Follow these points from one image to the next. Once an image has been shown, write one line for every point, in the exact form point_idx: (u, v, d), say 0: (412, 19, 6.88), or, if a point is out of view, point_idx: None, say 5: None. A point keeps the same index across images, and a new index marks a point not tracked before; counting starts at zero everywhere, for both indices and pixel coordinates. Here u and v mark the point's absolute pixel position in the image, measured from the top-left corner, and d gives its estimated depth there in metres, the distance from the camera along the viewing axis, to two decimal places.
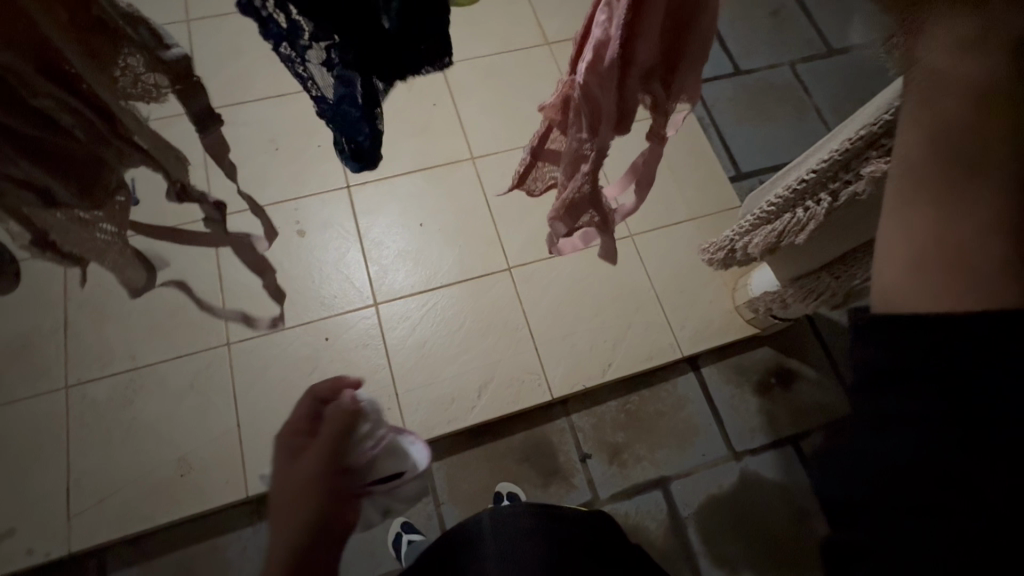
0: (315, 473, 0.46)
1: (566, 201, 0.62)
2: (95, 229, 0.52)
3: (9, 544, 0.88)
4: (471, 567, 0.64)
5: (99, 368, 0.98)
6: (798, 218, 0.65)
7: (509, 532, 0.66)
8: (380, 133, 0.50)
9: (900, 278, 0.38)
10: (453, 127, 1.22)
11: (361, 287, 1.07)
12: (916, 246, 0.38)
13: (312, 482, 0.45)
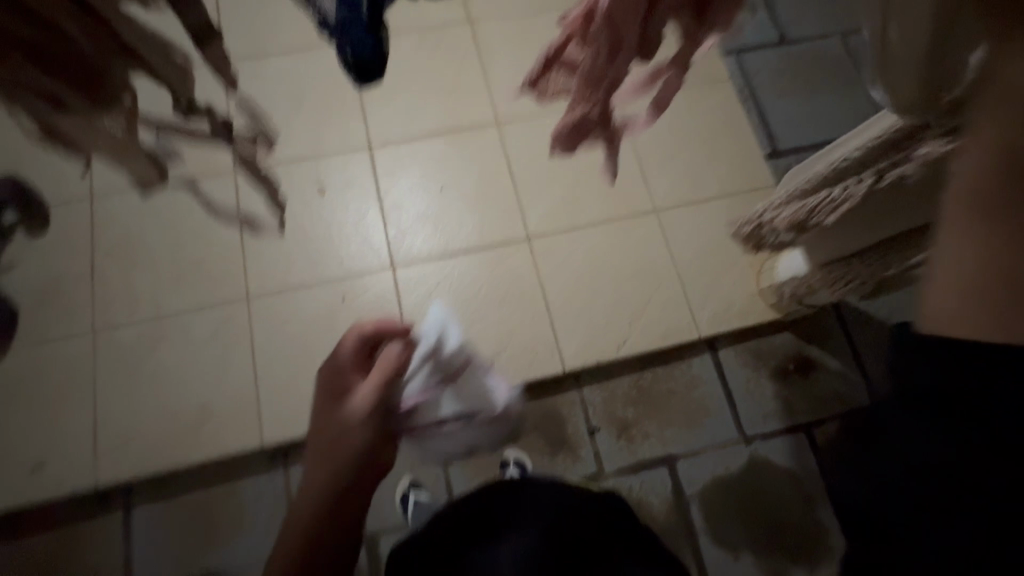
0: (363, 406, 0.66)
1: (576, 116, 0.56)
2: (98, 122, 0.46)
3: (43, 474, 0.93)
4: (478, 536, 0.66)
5: (124, 313, 1.00)
6: (834, 196, 0.61)
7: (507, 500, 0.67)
8: (385, 51, 0.45)
9: (950, 305, 0.43)
10: (479, 89, 1.19)
11: (380, 249, 1.07)
12: (962, 274, 0.42)
13: (360, 415, 0.65)
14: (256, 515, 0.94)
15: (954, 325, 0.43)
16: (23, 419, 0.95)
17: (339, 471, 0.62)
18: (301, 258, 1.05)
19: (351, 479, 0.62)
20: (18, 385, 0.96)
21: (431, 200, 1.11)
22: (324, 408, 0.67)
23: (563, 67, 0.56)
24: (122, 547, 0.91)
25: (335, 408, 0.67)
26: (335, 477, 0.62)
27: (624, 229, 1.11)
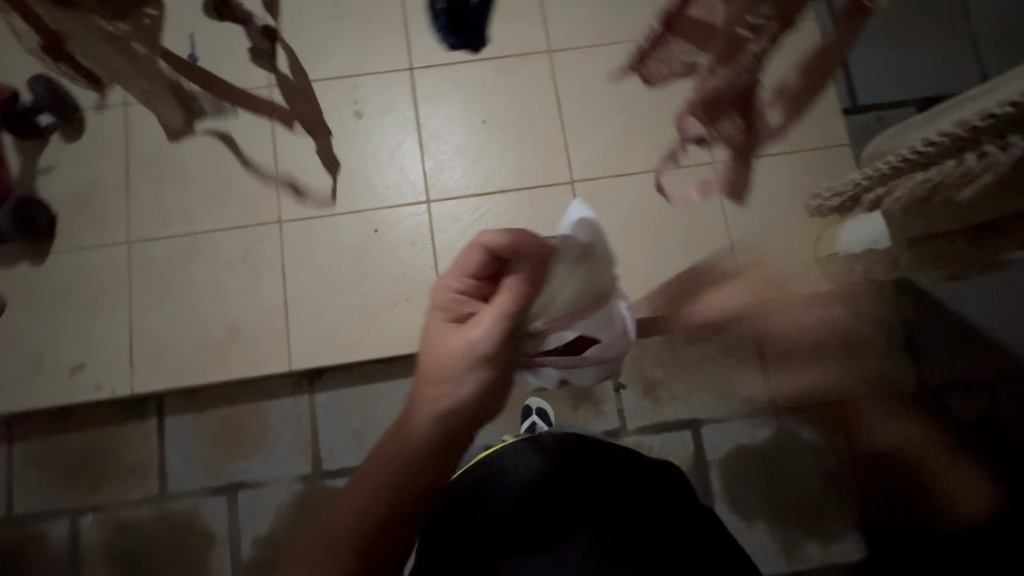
0: (464, 353, 0.48)
1: (705, 97, 0.38)
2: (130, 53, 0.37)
3: (82, 377, 0.96)
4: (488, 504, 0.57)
5: (158, 228, 1.00)
6: (918, 180, 0.51)
7: (523, 474, 0.59)
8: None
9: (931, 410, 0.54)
10: (533, 13, 1.08)
11: (415, 182, 1.02)
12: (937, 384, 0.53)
13: (454, 358, 0.48)
14: (282, 433, 0.99)
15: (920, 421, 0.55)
16: (62, 322, 0.97)
17: (442, 428, 0.47)
18: (333, 185, 1.01)
19: (455, 440, 0.48)
20: (57, 289, 0.98)
21: (472, 133, 1.04)
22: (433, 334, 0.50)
23: (683, 29, 0.36)
24: (159, 451, 0.99)
25: (442, 336, 0.49)
26: (434, 434, 0.47)
27: (675, 182, 1.03)
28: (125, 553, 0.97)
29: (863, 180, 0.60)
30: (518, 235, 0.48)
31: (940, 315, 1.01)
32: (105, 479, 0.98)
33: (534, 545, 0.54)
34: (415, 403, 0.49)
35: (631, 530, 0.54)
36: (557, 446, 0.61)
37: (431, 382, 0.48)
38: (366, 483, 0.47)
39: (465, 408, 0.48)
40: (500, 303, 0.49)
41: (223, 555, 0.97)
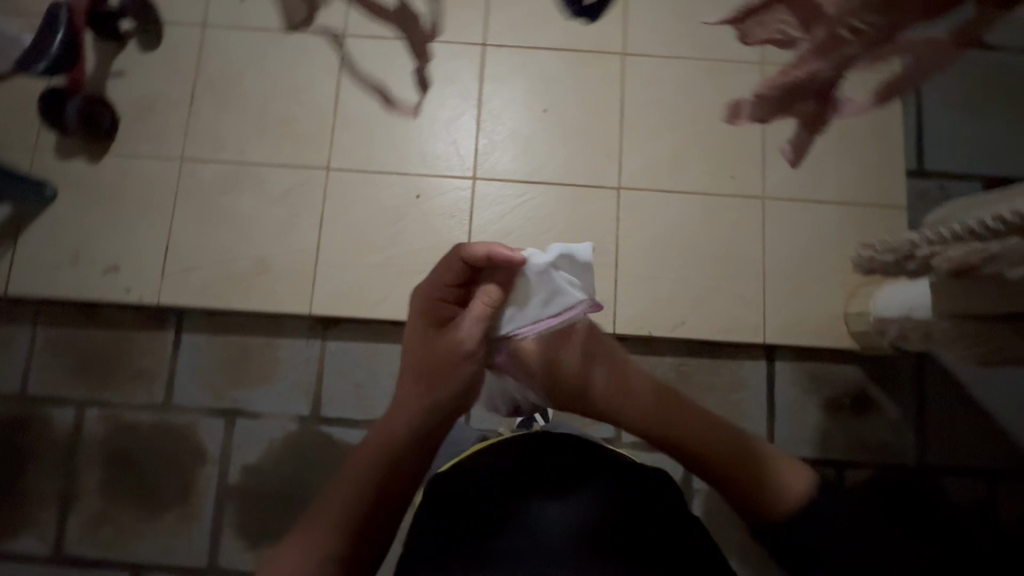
0: (451, 349, 0.60)
1: (785, 84, 0.34)
2: None
3: (113, 278, 0.99)
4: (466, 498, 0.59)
5: (210, 150, 1.02)
6: (967, 250, 0.49)
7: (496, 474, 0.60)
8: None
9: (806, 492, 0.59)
10: (614, 13, 1.07)
11: (465, 156, 1.03)
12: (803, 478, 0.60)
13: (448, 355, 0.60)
14: (288, 372, 1.02)
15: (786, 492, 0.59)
16: (104, 222, 1.00)
17: (435, 403, 0.60)
18: (385, 143, 1.03)
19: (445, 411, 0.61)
20: (105, 190, 1.01)
21: (530, 120, 1.04)
22: (424, 336, 0.62)
23: (795, 3, 0.33)
24: (170, 364, 1.02)
25: (431, 340, 0.61)
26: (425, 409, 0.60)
27: (721, 209, 1.02)
28: (120, 453, 1.01)
29: (922, 240, 0.56)
30: (491, 249, 0.59)
31: (960, 397, 1.00)
32: (116, 379, 1.02)
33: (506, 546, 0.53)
34: (413, 386, 0.61)
35: (608, 538, 0.53)
36: (529, 444, 0.63)
37: (431, 370, 0.61)
38: (354, 477, 0.58)
39: (454, 386, 0.61)
40: (477, 308, 0.61)
41: (210, 475, 1.00)
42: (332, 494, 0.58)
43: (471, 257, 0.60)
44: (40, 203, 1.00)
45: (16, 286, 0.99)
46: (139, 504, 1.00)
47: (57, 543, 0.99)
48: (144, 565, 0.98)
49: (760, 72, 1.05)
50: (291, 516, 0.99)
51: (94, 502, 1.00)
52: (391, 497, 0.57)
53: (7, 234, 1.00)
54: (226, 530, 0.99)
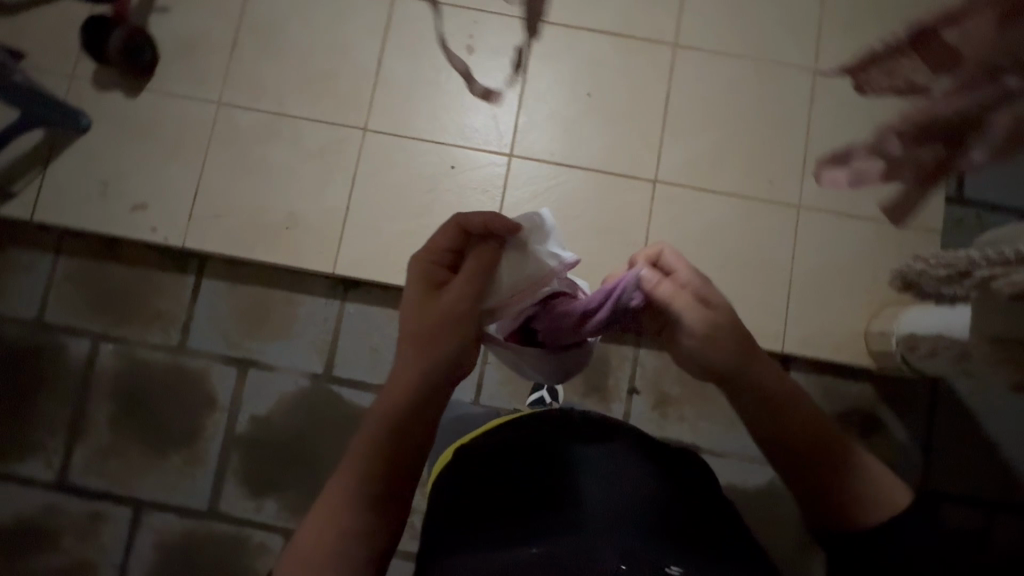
0: (439, 314, 0.57)
1: None
2: None
3: (140, 216, 0.98)
4: (465, 490, 0.59)
5: (249, 98, 1.00)
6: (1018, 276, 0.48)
7: (496, 464, 0.60)
8: None
9: (879, 491, 0.56)
10: (670, 3, 1.05)
11: (503, 132, 1.02)
12: (876, 478, 0.57)
13: (436, 321, 0.57)
14: (305, 329, 1.02)
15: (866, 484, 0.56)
16: (137, 158, 0.99)
17: (425, 378, 0.57)
18: (424, 110, 1.01)
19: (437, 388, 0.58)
20: (141, 126, 1.00)
21: (572, 102, 1.03)
22: (413, 300, 0.58)
23: (933, 50, 0.34)
24: (189, 307, 1.02)
25: (420, 306, 0.58)
26: (419, 390, 0.57)
27: (756, 214, 1.01)
28: (132, 390, 1.01)
29: (980, 257, 0.56)
30: (488, 216, 0.59)
31: (968, 428, 1.00)
32: (134, 317, 1.02)
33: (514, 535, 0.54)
34: (402, 360, 0.58)
35: (597, 524, 0.53)
36: (528, 424, 0.65)
37: (422, 341, 0.57)
38: (358, 475, 0.57)
39: (442, 359, 0.57)
40: (468, 271, 0.58)
41: (219, 421, 1.01)
42: (337, 492, 0.57)
43: (467, 223, 0.60)
44: (75, 134, 0.99)
45: (41, 212, 0.99)
46: (148, 442, 1.01)
47: (62, 470, 1.00)
48: (146, 501, 1.00)
49: (810, 79, 1.03)
50: (295, 471, 1.00)
51: (102, 434, 1.01)
52: (396, 492, 0.57)
53: (38, 159, 0.99)
54: (230, 477, 1.00)
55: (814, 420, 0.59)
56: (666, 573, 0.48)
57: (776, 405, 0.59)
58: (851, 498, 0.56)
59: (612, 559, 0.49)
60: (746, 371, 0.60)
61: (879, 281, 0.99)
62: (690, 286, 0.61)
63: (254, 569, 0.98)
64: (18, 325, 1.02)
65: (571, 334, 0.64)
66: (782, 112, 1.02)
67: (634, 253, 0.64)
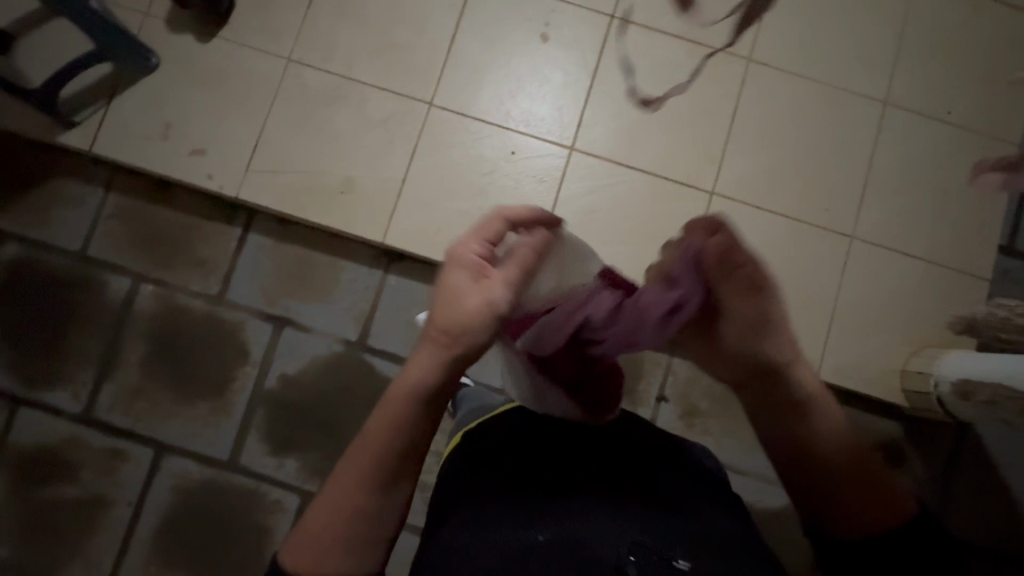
0: (476, 309, 0.53)
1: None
2: None
3: (198, 162, 0.98)
4: (477, 470, 0.62)
5: (319, 58, 1.00)
6: None
7: (504, 447, 0.63)
8: None
9: (887, 499, 0.55)
10: (749, 16, 1.04)
11: (566, 124, 1.01)
12: (884, 486, 0.56)
13: (473, 315, 0.53)
14: (344, 294, 1.02)
15: (877, 491, 0.55)
16: (201, 104, 0.99)
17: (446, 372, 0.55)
18: (490, 92, 1.01)
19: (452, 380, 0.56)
20: (209, 72, 0.99)
21: (639, 104, 1.02)
22: (448, 289, 0.54)
23: None
24: (232, 259, 1.02)
25: (454, 296, 0.54)
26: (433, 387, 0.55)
27: (808, 238, 1.00)
28: (166, 333, 1.02)
29: None
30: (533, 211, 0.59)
31: (988, 479, 0.99)
32: (176, 261, 1.02)
33: (516, 516, 0.57)
34: (420, 353, 0.55)
35: (598, 513, 0.56)
36: (530, 417, 0.68)
37: (445, 333, 0.53)
38: (360, 482, 0.55)
39: (470, 350, 0.54)
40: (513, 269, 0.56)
41: (248, 375, 1.01)
42: (336, 493, 0.55)
43: (512, 216, 0.59)
44: (142, 72, 0.99)
45: (100, 145, 0.98)
46: (176, 387, 1.01)
47: (88, 405, 1.00)
48: (168, 446, 1.00)
49: (880, 111, 1.02)
50: (317, 434, 1.00)
51: (133, 374, 1.01)
52: (396, 476, 0.56)
53: (104, 92, 0.99)
54: (253, 431, 1.00)
55: (836, 429, 0.58)
56: (674, 566, 0.50)
57: (796, 407, 0.59)
58: (858, 515, 0.55)
59: (620, 552, 0.52)
60: (781, 369, 0.59)
61: (923, 321, 0.99)
62: (751, 271, 0.57)
63: (267, 525, 0.99)
64: (61, 254, 1.02)
65: (657, 334, 0.59)
66: (847, 141, 1.02)
67: (690, 221, 0.61)
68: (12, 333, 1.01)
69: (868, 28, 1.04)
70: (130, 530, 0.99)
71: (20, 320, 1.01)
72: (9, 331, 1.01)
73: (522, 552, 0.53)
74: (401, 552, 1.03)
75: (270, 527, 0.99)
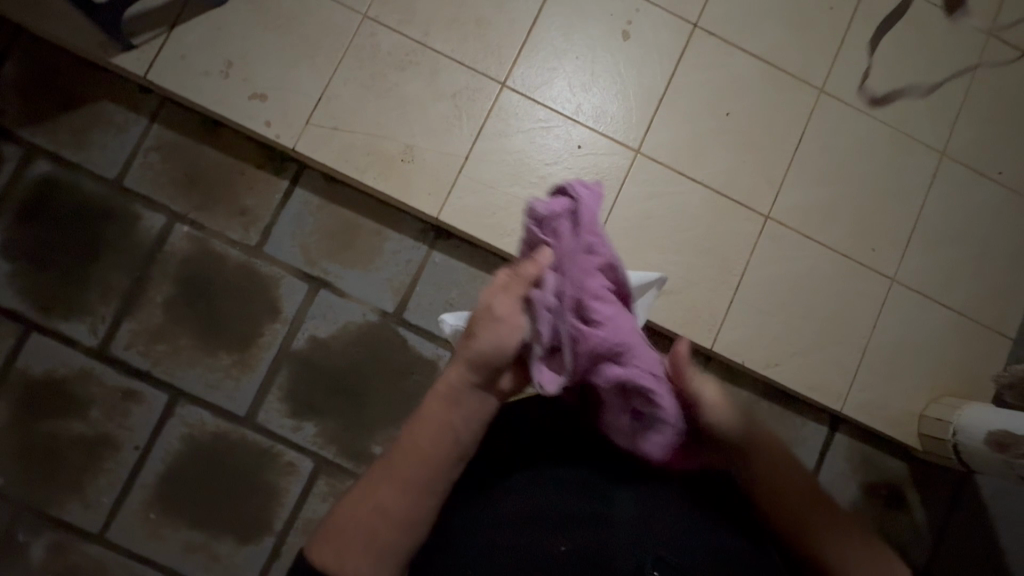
0: (489, 304, 0.59)
1: None
2: None
3: (257, 107, 0.95)
4: (506, 462, 0.61)
5: (398, 22, 0.97)
6: None
7: (529, 442, 0.62)
8: None
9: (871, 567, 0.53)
10: (827, 47, 1.04)
11: (635, 127, 1.00)
12: (866, 553, 0.53)
13: (487, 313, 0.58)
14: (386, 265, 1.00)
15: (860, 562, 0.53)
16: (268, 48, 0.95)
17: (473, 372, 0.56)
18: (563, 82, 0.99)
19: (483, 387, 0.57)
20: (281, 16, 0.96)
21: (708, 116, 1.01)
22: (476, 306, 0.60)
23: None
24: (276, 212, 0.99)
25: (478, 309, 0.59)
26: (467, 392, 0.56)
27: (851, 275, 1.02)
28: (196, 279, 0.98)
29: None
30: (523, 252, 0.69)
31: (983, 532, 1.02)
32: (217, 206, 0.99)
33: (540, 517, 0.56)
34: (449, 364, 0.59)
35: (623, 520, 0.56)
36: (549, 412, 0.65)
37: (466, 339, 0.59)
38: (392, 486, 0.54)
39: (484, 339, 0.57)
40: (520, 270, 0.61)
41: (277, 332, 0.98)
42: (369, 499, 0.54)
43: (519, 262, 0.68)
44: (210, 5, 0.95)
45: (156, 73, 0.94)
46: (199, 334, 0.98)
47: (106, 340, 0.96)
48: (184, 393, 0.97)
49: (936, 162, 1.04)
50: (338, 401, 0.98)
51: (156, 314, 0.97)
52: (428, 470, 0.54)
53: (167, 19, 0.94)
54: (274, 390, 0.98)
55: (809, 476, 0.57)
56: None
57: (775, 465, 0.57)
58: (841, 557, 0.53)
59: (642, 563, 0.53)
60: (752, 426, 0.58)
61: (946, 371, 1.02)
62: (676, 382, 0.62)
63: (276, 487, 0.97)
64: (96, 181, 0.97)
65: (584, 223, 0.65)
66: (900, 185, 1.04)
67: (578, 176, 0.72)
68: (34, 254, 0.96)
69: (938, 78, 1.05)
70: (134, 475, 0.95)
71: (43, 243, 0.97)
72: (30, 252, 0.96)
73: (545, 559, 0.54)
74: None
75: (279, 489, 0.97)
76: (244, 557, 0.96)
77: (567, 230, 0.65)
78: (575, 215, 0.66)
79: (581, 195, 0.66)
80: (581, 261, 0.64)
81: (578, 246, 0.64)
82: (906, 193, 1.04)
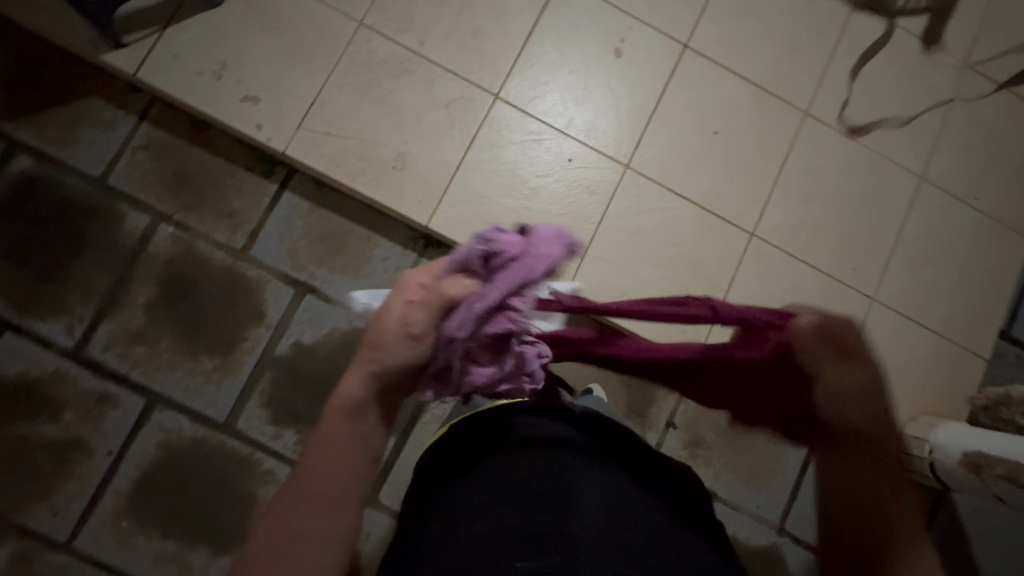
0: (394, 321, 0.52)
1: None
2: None
3: (249, 109, 0.94)
4: (463, 482, 0.56)
5: (394, 30, 0.98)
6: None
7: (488, 459, 0.57)
8: None
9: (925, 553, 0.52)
10: (813, 72, 1.07)
11: (627, 143, 1.02)
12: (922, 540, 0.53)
13: (393, 327, 0.52)
14: (375, 271, 0.99)
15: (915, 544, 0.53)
16: (263, 51, 0.95)
17: (375, 387, 0.52)
18: (556, 96, 1.01)
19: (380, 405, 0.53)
20: (277, 21, 0.96)
21: (697, 135, 1.03)
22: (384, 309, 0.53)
23: None
24: (264, 215, 0.98)
25: (384, 315, 0.53)
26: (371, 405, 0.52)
27: (833, 294, 1.04)
28: (177, 281, 0.96)
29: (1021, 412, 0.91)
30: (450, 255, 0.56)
31: (958, 549, 1.04)
32: (204, 208, 0.97)
33: (500, 534, 0.49)
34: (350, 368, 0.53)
35: (590, 530, 0.49)
36: (494, 425, 0.59)
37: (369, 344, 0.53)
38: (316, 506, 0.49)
39: (381, 356, 0.52)
40: (435, 302, 0.51)
41: (261, 337, 0.97)
42: (291, 524, 0.49)
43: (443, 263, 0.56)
44: (205, 6, 0.95)
45: (147, 72, 0.93)
46: (179, 338, 0.96)
47: (82, 341, 0.94)
48: (162, 397, 0.95)
49: (915, 186, 1.08)
50: (321, 408, 0.97)
51: (136, 316, 0.95)
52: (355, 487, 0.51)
53: (160, 18, 0.94)
54: (256, 396, 0.96)
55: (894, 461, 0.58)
56: None
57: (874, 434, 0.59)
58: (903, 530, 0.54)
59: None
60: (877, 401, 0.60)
61: (923, 389, 1.04)
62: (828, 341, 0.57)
63: (254, 494, 0.94)
64: (78, 179, 0.95)
65: (527, 282, 0.53)
66: (880, 207, 1.06)
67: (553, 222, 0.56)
68: (10, 251, 0.94)
69: (918, 105, 1.09)
70: (106, 481, 0.93)
71: (21, 240, 0.94)
72: (8, 250, 0.94)
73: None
74: (374, 531, 0.95)
75: (256, 498, 0.94)
76: (217, 567, 0.93)
77: (506, 279, 0.52)
78: (525, 264, 0.53)
79: (543, 252, 0.53)
80: (498, 319, 0.52)
81: (503, 306, 0.52)
82: (886, 214, 1.06)
